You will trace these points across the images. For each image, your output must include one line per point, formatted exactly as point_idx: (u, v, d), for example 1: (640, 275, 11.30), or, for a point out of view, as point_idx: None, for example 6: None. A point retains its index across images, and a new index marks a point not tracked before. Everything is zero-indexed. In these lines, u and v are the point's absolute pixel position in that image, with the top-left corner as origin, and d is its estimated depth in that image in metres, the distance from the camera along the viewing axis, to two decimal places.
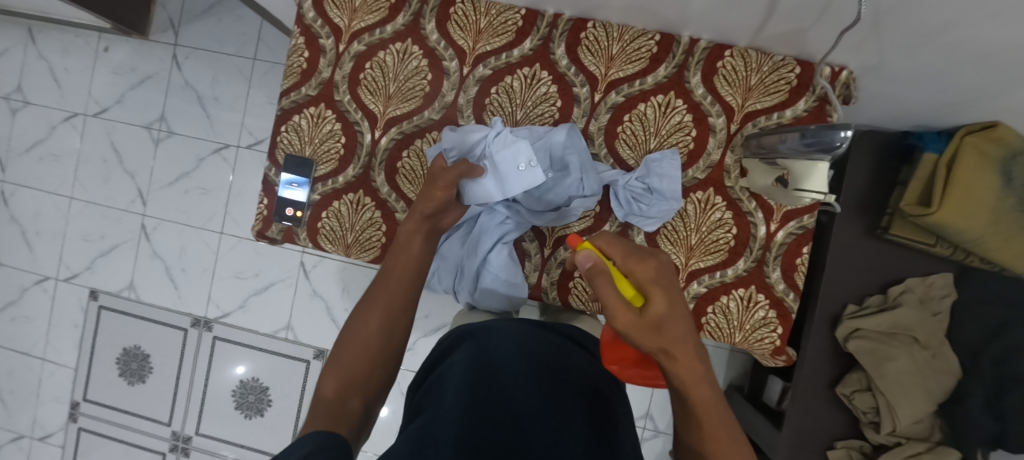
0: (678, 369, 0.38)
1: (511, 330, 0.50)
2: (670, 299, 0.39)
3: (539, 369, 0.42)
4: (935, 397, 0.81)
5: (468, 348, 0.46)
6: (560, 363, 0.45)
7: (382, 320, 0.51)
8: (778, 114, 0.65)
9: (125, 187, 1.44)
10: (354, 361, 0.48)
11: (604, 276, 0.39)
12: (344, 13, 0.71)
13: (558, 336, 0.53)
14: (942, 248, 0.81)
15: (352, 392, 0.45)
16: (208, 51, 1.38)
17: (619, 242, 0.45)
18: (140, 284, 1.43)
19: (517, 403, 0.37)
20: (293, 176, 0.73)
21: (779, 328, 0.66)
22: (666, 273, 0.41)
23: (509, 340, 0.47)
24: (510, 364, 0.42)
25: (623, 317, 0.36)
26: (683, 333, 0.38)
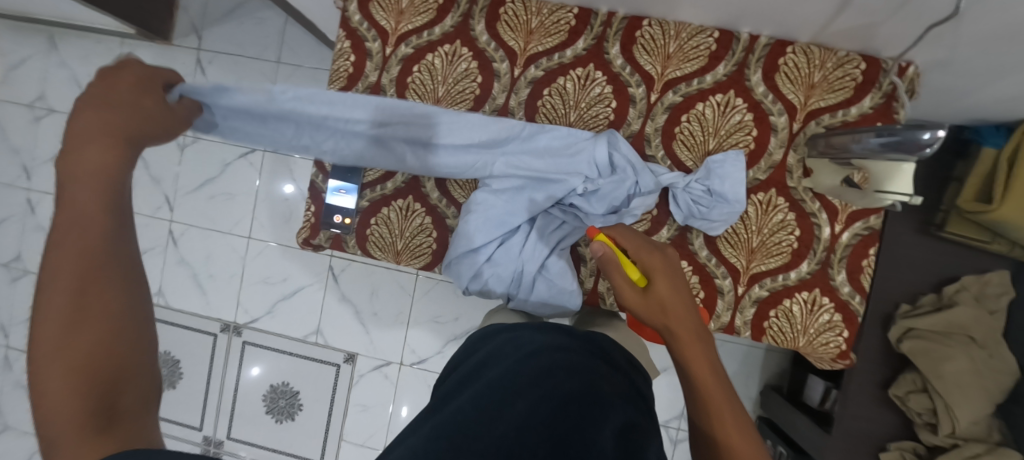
0: (679, 343, 0.42)
1: (533, 341, 0.46)
2: (672, 284, 0.46)
3: (564, 386, 0.38)
4: (993, 397, 0.79)
5: (493, 365, 0.44)
6: (587, 373, 0.41)
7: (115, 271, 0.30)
8: (843, 112, 0.63)
9: (151, 193, 1.44)
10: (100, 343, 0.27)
11: (614, 263, 0.48)
12: (391, 15, 0.70)
13: (577, 337, 0.48)
14: (999, 245, 0.79)
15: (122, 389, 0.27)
16: (231, 55, 1.37)
17: (633, 237, 0.52)
18: (168, 290, 1.43)
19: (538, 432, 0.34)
20: (341, 183, 0.71)
21: (845, 331, 0.64)
22: (670, 265, 0.48)
23: (533, 354, 0.43)
24: (538, 381, 0.39)
25: (629, 294, 0.46)
26: (689, 318, 0.43)
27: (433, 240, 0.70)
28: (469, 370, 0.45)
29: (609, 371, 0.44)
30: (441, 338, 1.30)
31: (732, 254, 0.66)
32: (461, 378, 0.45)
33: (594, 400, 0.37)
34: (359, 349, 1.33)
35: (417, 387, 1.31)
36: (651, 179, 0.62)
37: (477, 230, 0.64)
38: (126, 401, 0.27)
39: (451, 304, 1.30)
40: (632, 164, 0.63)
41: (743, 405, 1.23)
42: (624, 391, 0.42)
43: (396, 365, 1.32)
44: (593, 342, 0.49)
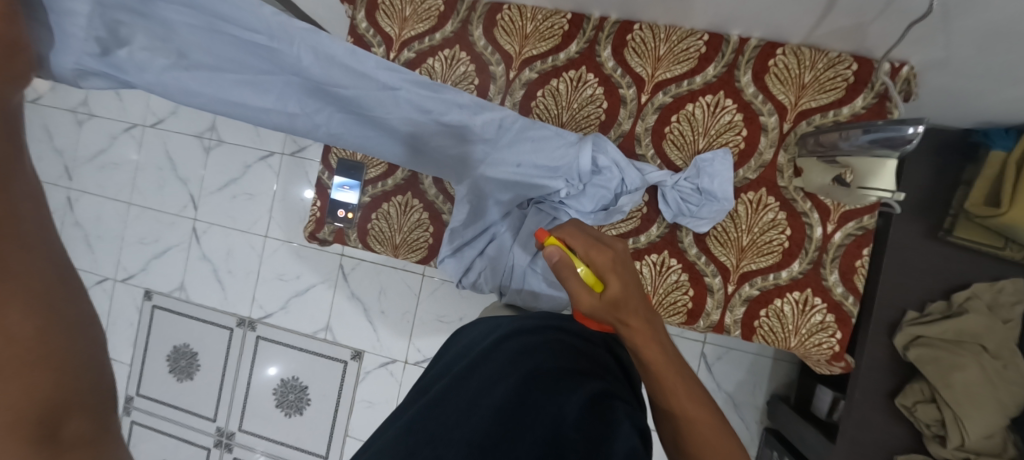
0: (633, 336, 0.41)
1: (504, 327, 0.47)
2: (625, 280, 0.43)
3: (534, 366, 0.40)
4: (1009, 411, 0.75)
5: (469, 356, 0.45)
6: (555, 347, 0.43)
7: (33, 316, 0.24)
8: (834, 112, 0.64)
9: (178, 193, 1.52)
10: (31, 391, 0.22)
11: (570, 268, 0.43)
12: (395, 22, 0.74)
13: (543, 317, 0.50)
14: (1012, 250, 0.77)
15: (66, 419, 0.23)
16: None
17: (585, 235, 0.47)
18: (190, 285, 1.50)
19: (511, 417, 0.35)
20: (345, 179, 0.75)
21: (838, 332, 0.63)
22: (621, 259, 0.45)
23: (502, 337, 0.45)
24: (510, 365, 0.40)
25: (584, 296, 0.42)
26: (637, 310, 0.42)
27: (430, 234, 0.73)
28: (453, 360, 0.48)
29: (590, 346, 0.45)
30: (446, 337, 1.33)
31: (721, 252, 0.67)
32: (447, 369, 0.47)
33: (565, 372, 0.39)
34: (365, 346, 1.37)
35: None
36: (635, 176, 0.64)
37: (468, 224, 0.68)
38: (72, 430, 0.23)
39: (455, 304, 1.32)
40: (617, 162, 0.65)
41: (749, 415, 1.20)
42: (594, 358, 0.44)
43: (401, 363, 1.35)
44: (558, 321, 0.48)
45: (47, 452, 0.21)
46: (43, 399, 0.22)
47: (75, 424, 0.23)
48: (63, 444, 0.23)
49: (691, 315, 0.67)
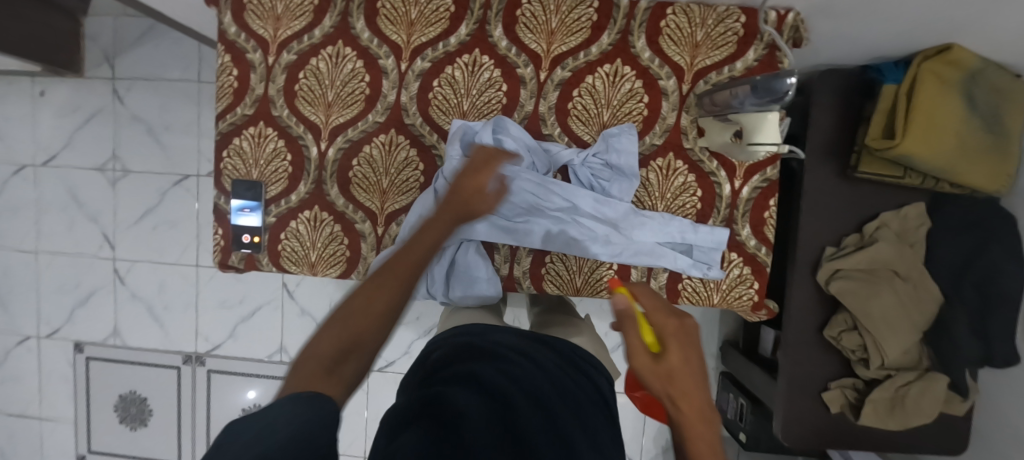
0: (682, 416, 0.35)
1: (505, 343, 0.46)
2: (687, 352, 0.38)
3: (558, 388, 0.39)
4: (919, 326, 0.82)
5: (462, 357, 0.42)
6: (555, 372, 0.42)
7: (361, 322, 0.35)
8: (728, 68, 0.64)
9: (90, 232, 1.38)
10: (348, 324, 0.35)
11: (631, 322, 0.41)
12: (268, 23, 0.67)
13: (542, 339, 0.51)
14: (911, 178, 0.80)
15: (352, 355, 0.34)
16: (150, 80, 1.32)
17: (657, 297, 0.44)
18: (124, 328, 1.39)
19: (526, 425, 0.31)
20: (244, 201, 0.69)
21: (756, 282, 0.66)
22: (690, 334, 0.40)
23: (506, 351, 0.43)
24: (519, 374, 0.38)
25: (639, 363, 0.38)
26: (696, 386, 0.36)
27: (346, 247, 0.69)
28: (431, 365, 0.43)
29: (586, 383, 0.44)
30: (406, 339, 1.31)
31: None
32: (427, 369, 0.42)
33: (573, 401, 0.38)
34: None
35: (389, 390, 1.32)
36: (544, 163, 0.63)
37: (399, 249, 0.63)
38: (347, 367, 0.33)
39: (409, 304, 1.29)
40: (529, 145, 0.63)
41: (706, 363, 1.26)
42: (589, 390, 0.43)
43: None
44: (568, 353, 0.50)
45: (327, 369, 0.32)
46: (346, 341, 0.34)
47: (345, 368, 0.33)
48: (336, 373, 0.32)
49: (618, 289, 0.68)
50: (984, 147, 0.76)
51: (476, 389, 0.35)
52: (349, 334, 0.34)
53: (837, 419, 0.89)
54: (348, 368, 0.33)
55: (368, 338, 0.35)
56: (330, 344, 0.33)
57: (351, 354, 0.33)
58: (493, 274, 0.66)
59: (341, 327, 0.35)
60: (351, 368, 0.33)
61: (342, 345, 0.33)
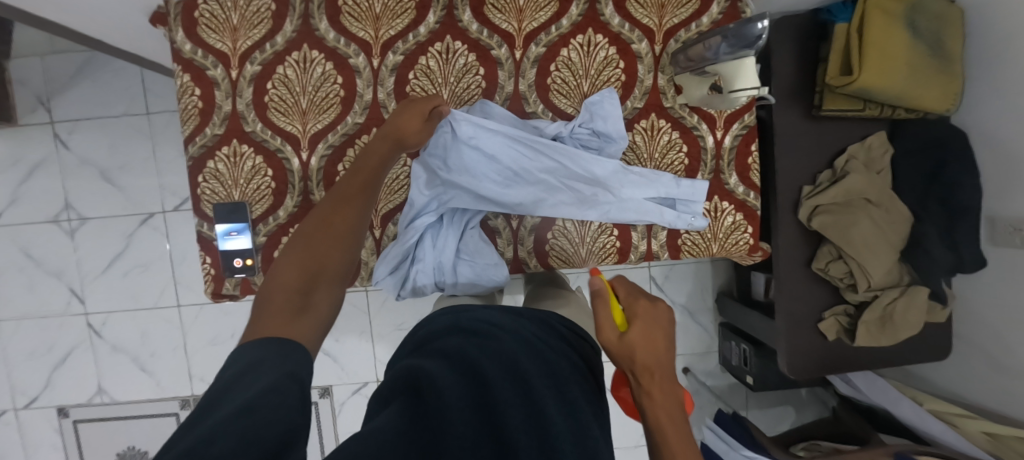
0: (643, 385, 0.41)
1: (491, 320, 0.46)
2: (651, 331, 0.45)
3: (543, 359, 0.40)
4: (896, 246, 0.88)
5: (447, 333, 0.43)
6: (541, 347, 0.43)
7: (304, 270, 0.40)
8: (696, 23, 0.65)
9: (55, 290, 1.28)
10: (301, 267, 0.41)
11: (603, 299, 0.48)
12: (225, 35, 0.64)
13: (532, 317, 0.51)
14: (871, 109, 0.85)
15: (311, 294, 0.39)
16: (93, 118, 1.24)
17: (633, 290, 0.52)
18: (110, 385, 1.31)
19: (505, 402, 0.33)
20: (230, 224, 0.66)
21: (749, 227, 0.69)
22: (658, 319, 0.47)
23: (492, 328, 0.43)
24: (500, 353, 0.39)
25: (605, 335, 0.45)
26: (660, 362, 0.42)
27: None
28: (417, 343, 0.43)
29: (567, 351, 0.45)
30: None
31: None
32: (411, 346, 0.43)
33: (557, 381, 0.38)
34: (331, 380, 1.30)
35: None
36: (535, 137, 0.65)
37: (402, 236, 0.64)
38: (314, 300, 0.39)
39: (408, 308, 1.28)
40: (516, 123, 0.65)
41: (704, 317, 1.30)
42: (578, 368, 0.44)
43: (374, 383, 1.31)
44: (551, 323, 0.51)
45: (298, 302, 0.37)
46: (298, 281, 0.39)
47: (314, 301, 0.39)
48: (304, 307, 0.37)
49: (621, 253, 0.69)
50: (932, 71, 0.81)
51: (454, 367, 0.36)
52: (308, 269, 0.41)
53: (834, 346, 0.95)
54: (320, 296, 0.40)
55: (330, 269, 0.43)
56: (294, 275, 0.40)
57: (315, 284, 0.40)
58: (498, 256, 0.66)
59: (303, 264, 0.41)
60: (321, 297, 0.40)
61: (305, 279, 0.40)
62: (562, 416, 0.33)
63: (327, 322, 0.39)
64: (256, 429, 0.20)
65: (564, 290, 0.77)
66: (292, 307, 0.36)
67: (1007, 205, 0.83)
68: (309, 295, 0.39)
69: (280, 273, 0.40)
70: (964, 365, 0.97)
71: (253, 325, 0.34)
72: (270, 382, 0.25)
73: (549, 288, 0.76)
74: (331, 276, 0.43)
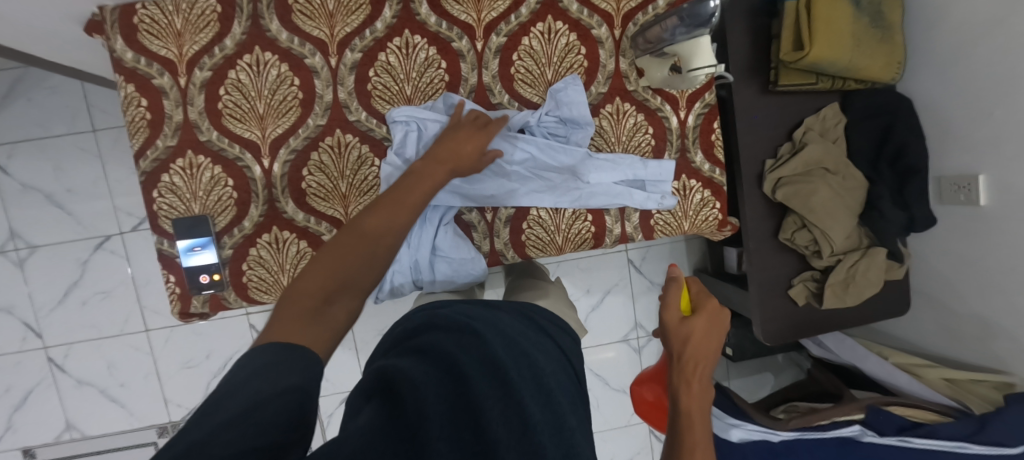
0: (682, 373, 0.47)
1: (469, 314, 0.45)
2: (709, 330, 0.50)
3: (521, 350, 0.41)
4: (855, 211, 0.92)
5: (427, 328, 0.42)
6: (522, 339, 0.43)
7: (330, 277, 0.35)
8: (652, 6, 0.66)
9: (6, 326, 1.20)
10: (327, 273, 0.35)
11: (677, 286, 0.54)
12: (169, 41, 0.61)
13: (512, 310, 0.52)
14: (824, 82, 0.89)
15: (330, 306, 0.34)
16: (32, 140, 1.16)
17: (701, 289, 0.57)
18: (79, 420, 1.23)
19: (484, 390, 0.33)
20: (191, 240, 0.63)
21: (717, 203, 0.71)
22: (718, 326, 0.50)
23: (473, 320, 0.43)
24: (479, 346, 0.38)
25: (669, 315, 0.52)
26: (704, 362, 0.48)
27: None
28: (397, 337, 0.42)
29: (542, 342, 0.46)
30: None
31: None
32: (392, 344, 0.42)
33: (538, 374, 0.38)
34: (317, 392, 1.27)
35: None
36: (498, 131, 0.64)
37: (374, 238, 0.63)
38: (330, 314, 0.33)
39: (390, 312, 1.27)
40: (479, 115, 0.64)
41: None
42: (558, 360, 0.45)
43: None
44: (527, 314, 0.52)
45: (312, 313, 0.32)
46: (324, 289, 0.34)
47: (332, 314, 0.33)
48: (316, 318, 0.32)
49: (596, 238, 0.70)
50: (875, 42, 0.86)
51: (431, 360, 0.35)
52: (333, 277, 0.35)
53: (805, 311, 0.99)
54: (339, 307, 0.34)
55: (355, 281, 0.36)
56: (319, 281, 0.34)
57: (336, 295, 0.34)
58: (475, 249, 0.66)
59: (329, 269, 0.36)
60: (340, 308, 0.34)
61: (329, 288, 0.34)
62: (541, 410, 0.34)
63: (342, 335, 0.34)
64: (252, 436, 0.20)
65: (542, 280, 0.78)
66: (304, 319, 0.31)
67: (952, 164, 0.89)
68: (329, 305, 0.34)
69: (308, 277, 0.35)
70: (923, 317, 1.03)
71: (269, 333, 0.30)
72: (294, 382, 0.25)
73: (527, 279, 0.77)
74: (357, 284, 0.37)
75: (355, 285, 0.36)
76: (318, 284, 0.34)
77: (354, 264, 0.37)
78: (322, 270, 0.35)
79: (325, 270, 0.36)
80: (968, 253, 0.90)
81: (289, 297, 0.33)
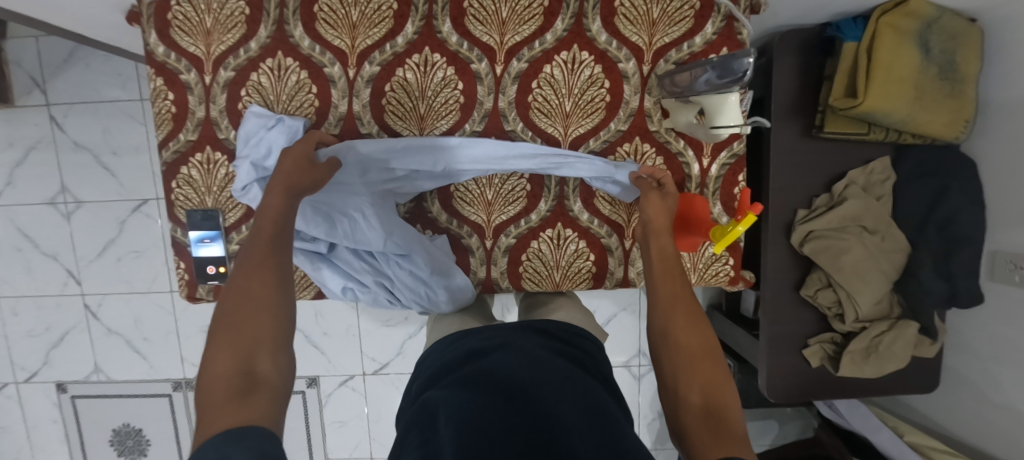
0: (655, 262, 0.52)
1: (491, 336, 0.50)
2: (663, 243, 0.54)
3: (538, 369, 0.42)
4: (889, 276, 0.85)
5: (457, 360, 0.46)
6: (544, 362, 0.43)
7: (240, 346, 0.35)
8: (688, 43, 0.62)
9: (52, 271, 1.31)
10: (238, 335, 0.36)
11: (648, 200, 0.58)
12: (198, 39, 0.62)
13: (521, 325, 0.53)
14: (876, 133, 0.81)
15: (254, 364, 0.34)
16: (88, 103, 1.23)
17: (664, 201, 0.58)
18: (106, 364, 1.34)
19: (514, 414, 0.35)
20: (202, 232, 0.66)
21: (730, 259, 0.68)
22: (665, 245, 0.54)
23: (492, 343, 0.47)
24: (496, 370, 0.41)
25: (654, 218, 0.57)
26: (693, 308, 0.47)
27: None
28: (435, 372, 0.47)
29: (558, 350, 0.48)
30: (396, 340, 1.31)
31: (611, 211, 0.66)
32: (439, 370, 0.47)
33: (559, 381, 0.40)
34: (318, 372, 1.32)
35: (386, 391, 1.33)
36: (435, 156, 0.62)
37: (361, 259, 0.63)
38: (262, 370, 0.35)
39: None
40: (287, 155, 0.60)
41: None
42: (577, 364, 0.46)
43: (360, 377, 1.32)
44: (535, 324, 0.53)
45: (239, 380, 0.33)
46: (238, 353, 0.34)
47: (264, 365, 0.35)
48: (256, 379, 0.34)
49: (597, 278, 0.68)
50: (941, 96, 0.77)
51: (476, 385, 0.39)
52: (240, 341, 0.35)
53: (818, 372, 0.93)
54: (265, 364, 0.35)
55: (263, 334, 0.37)
56: (223, 371, 0.33)
57: (257, 349, 0.35)
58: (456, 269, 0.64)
59: (235, 337, 0.35)
60: (270, 364, 0.35)
61: (243, 348, 0.35)
62: (572, 413, 0.36)
63: (286, 386, 0.35)
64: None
65: None
66: (232, 385, 0.32)
67: (1012, 240, 0.79)
68: (258, 368, 0.34)
69: (213, 356, 0.34)
70: (951, 397, 0.95)
71: (200, 429, 0.30)
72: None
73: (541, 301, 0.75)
74: (269, 338, 0.37)
75: (271, 334, 0.37)
76: (228, 354, 0.34)
77: (266, 304, 0.38)
78: (227, 342, 0.35)
79: (232, 340, 0.35)
80: (1013, 340, 0.81)
81: (203, 393, 0.32)
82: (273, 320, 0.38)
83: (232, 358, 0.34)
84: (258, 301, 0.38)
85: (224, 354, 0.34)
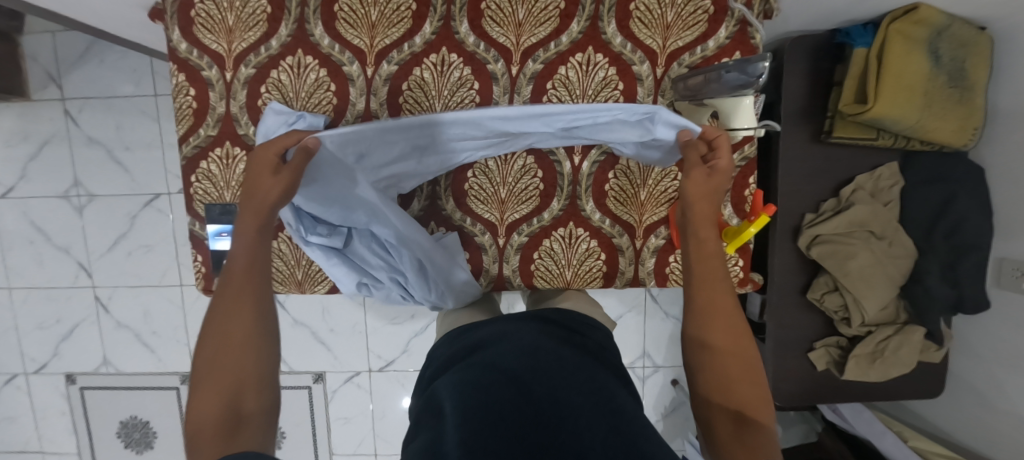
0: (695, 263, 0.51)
1: (496, 327, 0.51)
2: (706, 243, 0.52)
3: (545, 357, 0.43)
4: (896, 282, 0.85)
5: (461, 355, 0.47)
6: (551, 350, 0.44)
7: (225, 387, 0.40)
8: (701, 47, 0.63)
9: (64, 263, 1.32)
10: (223, 375, 0.41)
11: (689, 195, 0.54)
12: (220, 36, 0.63)
13: (526, 315, 0.54)
14: (884, 140, 0.82)
15: (240, 404, 0.40)
16: (102, 98, 1.25)
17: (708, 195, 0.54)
18: (115, 357, 1.35)
19: (524, 399, 0.36)
20: (220, 226, 0.67)
21: (739, 261, 0.68)
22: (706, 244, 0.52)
23: (494, 336, 0.48)
24: (503, 359, 0.42)
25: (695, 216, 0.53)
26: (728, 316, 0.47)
27: None
28: (442, 365, 0.48)
29: (565, 339, 0.49)
30: (403, 338, 1.32)
31: (623, 210, 0.67)
32: (446, 362, 0.48)
33: (566, 369, 0.41)
34: (325, 368, 1.33)
35: (391, 388, 1.34)
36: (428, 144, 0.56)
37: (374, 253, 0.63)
38: (248, 407, 0.40)
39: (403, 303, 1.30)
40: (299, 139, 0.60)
41: None
42: (584, 353, 0.47)
43: (366, 373, 1.33)
44: (541, 315, 0.55)
45: (227, 422, 0.38)
46: (224, 393, 0.40)
47: (248, 403, 0.40)
48: (241, 418, 0.39)
49: (607, 277, 0.69)
50: (950, 104, 0.77)
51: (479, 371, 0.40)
52: (227, 383, 0.40)
53: (823, 376, 0.94)
54: (249, 402, 0.40)
55: (247, 374, 0.42)
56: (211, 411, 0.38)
57: (242, 389, 0.41)
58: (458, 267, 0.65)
59: (221, 379, 0.41)
60: (254, 401, 0.41)
61: (228, 389, 0.40)
62: (580, 398, 0.37)
63: (269, 420, 0.41)
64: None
65: None
66: (221, 427, 0.38)
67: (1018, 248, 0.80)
68: (244, 408, 0.40)
69: (200, 395, 0.39)
70: (956, 403, 0.95)
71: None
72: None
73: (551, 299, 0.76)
74: (253, 377, 0.42)
75: (254, 372, 0.42)
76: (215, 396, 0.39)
77: (248, 343, 0.43)
78: (214, 384, 0.40)
79: (217, 382, 0.40)
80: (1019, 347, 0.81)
81: (194, 432, 0.38)
82: (255, 358, 0.43)
83: (220, 398, 0.39)
84: (240, 340, 0.43)
85: (210, 395, 0.39)
